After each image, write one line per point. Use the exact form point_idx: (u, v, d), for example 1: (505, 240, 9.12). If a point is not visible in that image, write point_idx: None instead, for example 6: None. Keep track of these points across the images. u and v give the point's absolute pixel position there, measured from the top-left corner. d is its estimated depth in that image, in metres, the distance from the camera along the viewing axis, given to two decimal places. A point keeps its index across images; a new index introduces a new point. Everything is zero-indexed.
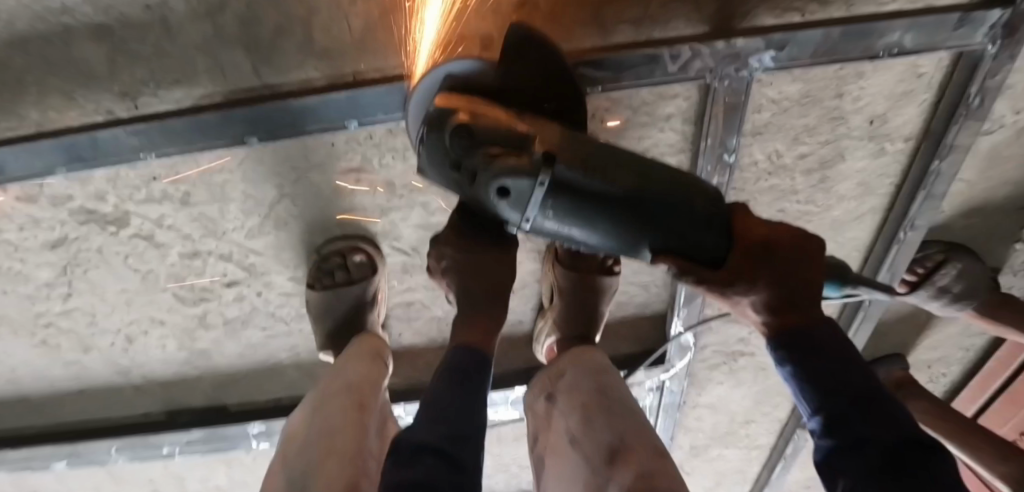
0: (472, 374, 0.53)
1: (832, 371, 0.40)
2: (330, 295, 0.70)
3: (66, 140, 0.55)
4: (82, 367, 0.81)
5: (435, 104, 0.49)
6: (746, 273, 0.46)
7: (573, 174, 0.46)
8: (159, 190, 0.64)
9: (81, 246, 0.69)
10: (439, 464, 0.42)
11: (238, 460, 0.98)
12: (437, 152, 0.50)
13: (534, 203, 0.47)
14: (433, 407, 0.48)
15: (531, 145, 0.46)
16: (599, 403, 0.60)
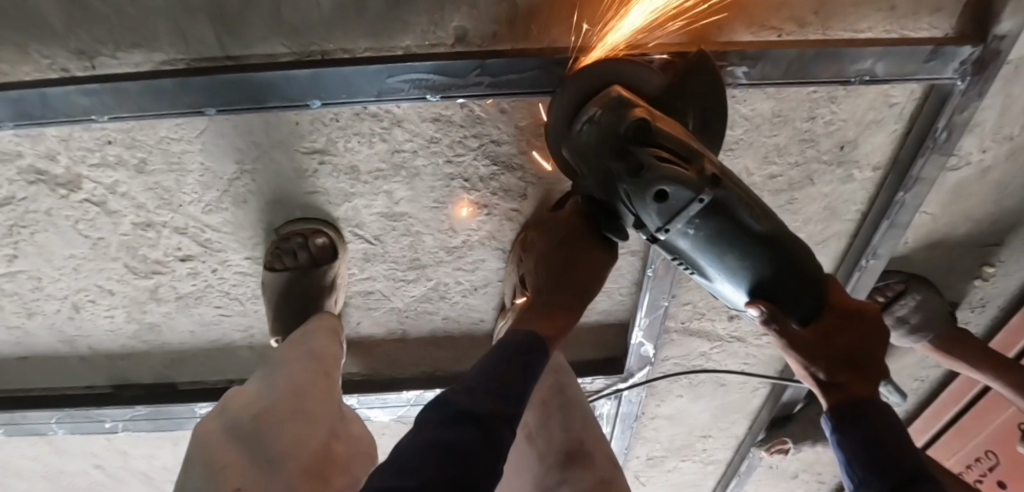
0: (533, 354, 0.47)
1: (879, 435, 0.41)
2: (286, 277, 0.68)
3: (14, 95, 0.53)
4: (24, 332, 0.78)
5: (616, 91, 0.51)
6: (832, 335, 0.47)
7: (733, 202, 0.48)
8: (115, 154, 0.62)
9: (29, 207, 0.66)
10: (484, 440, 0.37)
11: (184, 440, 0.95)
12: (603, 136, 0.51)
13: (681, 214, 0.48)
14: (489, 375, 0.43)
15: (702, 162, 0.48)
16: (562, 404, 0.65)
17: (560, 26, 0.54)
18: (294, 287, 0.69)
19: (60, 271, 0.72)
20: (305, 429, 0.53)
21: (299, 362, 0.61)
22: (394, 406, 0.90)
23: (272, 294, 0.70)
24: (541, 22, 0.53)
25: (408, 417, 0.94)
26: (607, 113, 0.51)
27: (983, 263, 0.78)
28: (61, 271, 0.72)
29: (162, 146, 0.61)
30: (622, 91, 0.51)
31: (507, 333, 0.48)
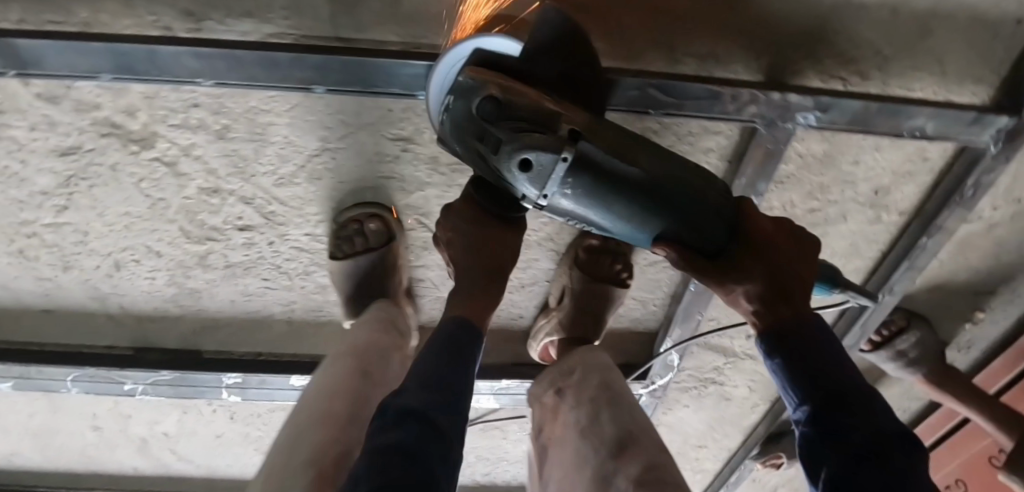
0: (462, 345, 0.55)
1: (803, 350, 0.46)
2: (346, 263, 0.71)
3: (123, 48, 0.53)
4: (56, 284, 0.77)
5: (464, 73, 0.47)
6: (743, 266, 0.51)
7: (599, 153, 0.47)
8: (197, 118, 0.62)
9: (93, 160, 0.65)
10: (423, 430, 0.46)
11: (195, 410, 0.94)
12: (460, 120, 0.49)
13: (554, 178, 0.48)
14: (422, 373, 0.51)
15: (558, 122, 0.47)
16: (610, 400, 0.64)
17: (656, 50, 0.59)
18: (355, 271, 0.71)
19: (109, 227, 0.71)
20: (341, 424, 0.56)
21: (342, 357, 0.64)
22: None
23: (336, 280, 0.73)
24: (642, 44, 0.58)
25: None
26: (456, 98, 0.48)
27: (975, 309, 0.87)
28: (110, 227, 0.71)
29: (247, 115, 0.61)
30: (474, 70, 0.47)
31: (438, 326, 0.57)
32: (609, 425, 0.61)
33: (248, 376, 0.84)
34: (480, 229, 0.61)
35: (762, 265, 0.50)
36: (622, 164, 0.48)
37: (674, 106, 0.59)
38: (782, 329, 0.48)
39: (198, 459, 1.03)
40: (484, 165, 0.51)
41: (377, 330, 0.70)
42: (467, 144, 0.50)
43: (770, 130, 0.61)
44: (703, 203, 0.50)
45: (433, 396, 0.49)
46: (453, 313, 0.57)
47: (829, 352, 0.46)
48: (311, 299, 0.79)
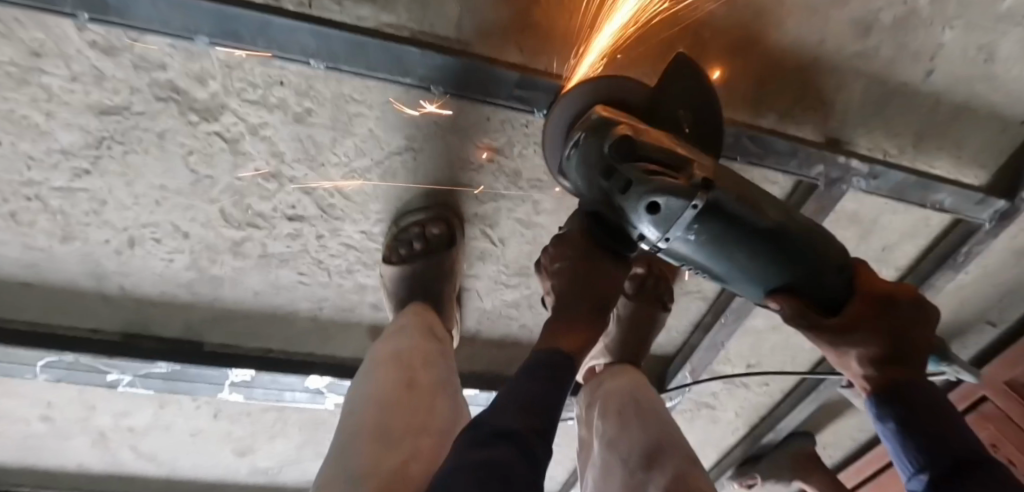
0: (562, 372, 0.50)
1: (915, 415, 0.42)
2: (404, 269, 0.69)
3: (236, 14, 0.47)
4: (52, 254, 0.69)
5: (596, 113, 0.48)
6: (859, 324, 0.47)
7: (724, 200, 0.47)
8: (277, 97, 0.57)
9: (138, 124, 0.58)
10: (518, 453, 0.41)
11: (176, 404, 0.88)
12: (589, 156, 0.48)
13: (681, 223, 0.47)
14: (519, 393, 0.47)
15: (692, 169, 0.46)
16: (638, 412, 0.66)
17: (744, 100, 0.64)
18: (411, 277, 0.69)
19: (135, 199, 0.64)
20: (379, 445, 0.51)
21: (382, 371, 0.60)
22: None
23: (392, 287, 0.71)
24: (733, 92, 0.63)
25: None
26: (588, 136, 0.48)
27: None
28: (136, 198, 0.64)
29: (335, 103, 0.57)
30: (603, 110, 0.48)
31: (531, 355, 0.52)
32: (637, 434, 0.63)
33: (255, 374, 0.78)
34: (581, 261, 0.58)
35: (881, 323, 0.46)
36: (748, 214, 0.47)
37: (757, 156, 0.66)
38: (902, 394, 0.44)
39: (163, 458, 0.99)
40: (602, 202, 0.51)
41: (419, 336, 0.65)
42: (591, 177, 0.50)
43: (829, 188, 0.70)
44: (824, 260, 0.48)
45: (530, 419, 0.44)
46: (546, 343, 0.52)
47: (947, 418, 0.42)
48: (345, 299, 0.75)
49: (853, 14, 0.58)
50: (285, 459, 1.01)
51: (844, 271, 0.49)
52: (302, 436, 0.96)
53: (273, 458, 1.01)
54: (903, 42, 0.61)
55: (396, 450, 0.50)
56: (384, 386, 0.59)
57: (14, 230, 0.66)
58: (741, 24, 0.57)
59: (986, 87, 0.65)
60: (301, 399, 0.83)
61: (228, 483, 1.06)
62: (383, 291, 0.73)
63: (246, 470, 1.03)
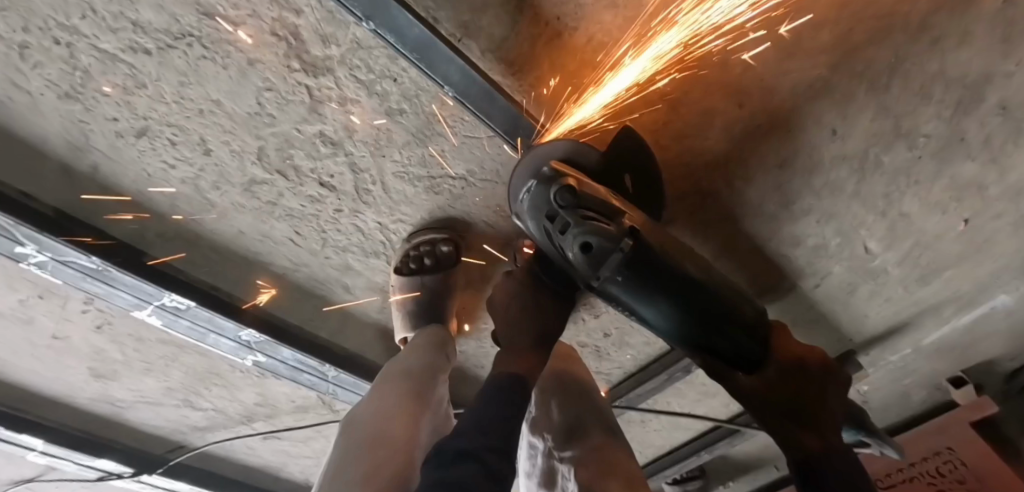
0: (521, 392, 0.55)
1: (821, 453, 0.56)
2: (413, 280, 0.77)
3: (413, 24, 0.54)
4: (38, 103, 0.61)
5: (550, 166, 0.61)
6: (772, 375, 0.64)
7: (644, 248, 0.61)
8: (383, 88, 0.61)
9: (235, 42, 0.58)
10: (482, 473, 0.44)
11: (63, 301, 0.78)
12: (539, 201, 0.61)
13: (609, 265, 0.61)
14: (479, 417, 0.51)
15: (621, 218, 0.61)
16: (561, 391, 0.78)
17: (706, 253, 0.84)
18: (417, 287, 0.78)
19: (178, 99, 0.61)
20: (382, 454, 0.57)
21: (394, 385, 0.68)
22: (338, 391, 0.91)
23: (400, 295, 0.79)
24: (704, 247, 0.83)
25: (332, 403, 0.94)
26: (540, 185, 0.61)
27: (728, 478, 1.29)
28: (179, 98, 0.61)
29: (427, 116, 0.64)
30: (557, 166, 0.61)
31: (488, 380, 0.57)
32: (558, 412, 0.76)
33: (191, 307, 0.74)
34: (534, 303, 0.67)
35: (788, 371, 0.64)
36: (666, 261, 0.62)
37: None
38: (812, 450, 0.56)
39: None
40: (548, 241, 0.64)
41: (430, 351, 0.75)
42: (540, 222, 0.62)
43: None
44: (727, 316, 0.64)
45: (489, 440, 0.48)
46: (501, 372, 0.58)
47: (849, 458, 0.54)
48: (323, 271, 0.78)
49: (795, 228, 0.81)
50: (142, 395, 0.92)
51: (756, 334, 0.65)
52: (181, 379, 0.90)
53: (131, 390, 0.92)
54: (815, 259, 0.85)
55: (394, 461, 0.57)
56: (388, 398, 0.66)
57: (9, 63, 0.58)
58: (725, 202, 0.78)
59: (843, 310, 0.93)
60: (222, 346, 0.80)
61: (53, 399, 0.93)
62: (393, 299, 0.81)
63: (87, 393, 0.92)
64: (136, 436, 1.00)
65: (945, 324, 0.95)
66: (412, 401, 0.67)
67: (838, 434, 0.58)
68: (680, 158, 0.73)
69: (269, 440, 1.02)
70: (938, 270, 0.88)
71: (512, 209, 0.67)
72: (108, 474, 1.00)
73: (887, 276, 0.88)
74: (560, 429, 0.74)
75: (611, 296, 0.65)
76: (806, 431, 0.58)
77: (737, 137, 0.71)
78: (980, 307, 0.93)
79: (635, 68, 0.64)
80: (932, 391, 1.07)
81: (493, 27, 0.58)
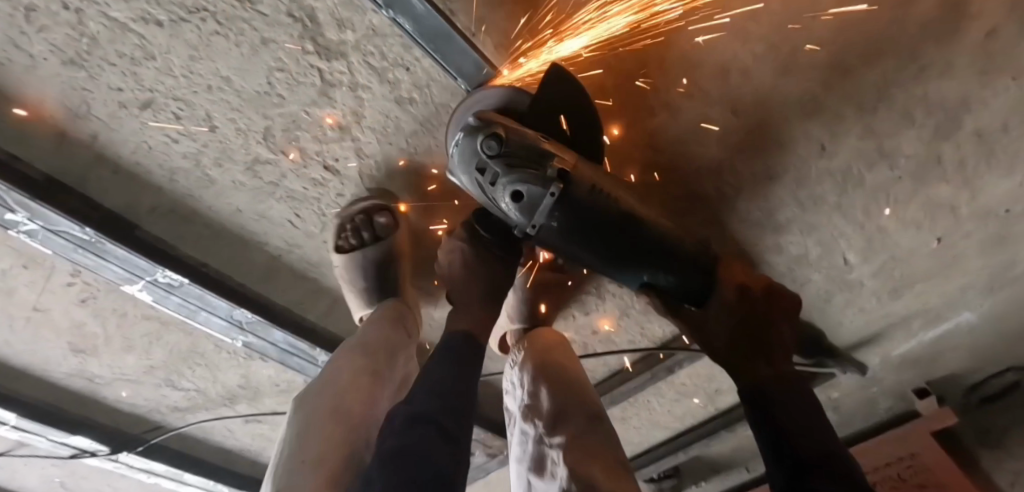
0: (467, 357, 0.64)
1: (781, 396, 0.59)
2: (355, 256, 0.77)
3: (432, 17, 0.55)
4: (39, 67, 0.60)
5: (476, 114, 0.57)
6: (728, 313, 0.65)
7: (578, 189, 0.59)
8: (394, 75, 0.62)
9: (250, 20, 0.58)
10: (435, 434, 0.54)
11: (47, 272, 0.76)
12: (467, 154, 0.59)
13: (543, 210, 0.59)
14: (430, 383, 0.60)
15: (550, 161, 0.57)
16: (548, 374, 0.79)
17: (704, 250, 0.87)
18: (360, 263, 0.78)
19: (187, 73, 0.61)
20: (335, 433, 0.63)
21: (349, 358, 0.72)
22: None
23: (345, 273, 0.78)
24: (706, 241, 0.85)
25: None
26: (467, 136, 0.58)
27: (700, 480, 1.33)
28: (188, 72, 0.61)
29: (435, 105, 0.64)
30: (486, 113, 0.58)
31: (440, 343, 0.67)
32: (547, 398, 0.77)
33: (183, 284, 0.74)
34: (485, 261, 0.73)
35: (745, 312, 0.65)
36: (601, 201, 0.59)
37: None
38: (766, 384, 0.60)
39: None
40: (483, 192, 0.61)
41: (386, 329, 0.76)
42: (470, 173, 0.59)
43: None
44: (670, 254, 0.62)
45: (443, 403, 0.57)
46: (455, 336, 0.66)
47: (807, 403, 0.58)
48: (319, 255, 0.78)
49: (781, 238, 0.84)
50: (121, 373, 0.91)
51: (703, 271, 0.64)
52: (164, 358, 0.89)
53: (111, 368, 0.90)
54: (797, 268, 0.89)
55: (345, 439, 0.63)
56: (345, 370, 0.70)
57: (13, 24, 0.57)
58: (717, 209, 0.80)
59: (819, 319, 0.97)
60: (211, 325, 0.80)
61: (26, 374, 0.90)
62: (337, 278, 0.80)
63: (64, 368, 0.89)
64: (112, 415, 0.97)
65: (913, 337, 1.00)
66: (366, 374, 0.71)
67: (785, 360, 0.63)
68: (676, 160, 0.74)
69: (250, 424, 1.02)
70: (909, 285, 0.92)
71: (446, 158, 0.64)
72: (82, 451, 0.98)
73: (863, 289, 0.92)
74: (549, 414, 0.75)
75: (550, 240, 0.63)
76: (762, 362, 0.63)
77: (733, 147, 0.73)
78: (945, 322, 0.98)
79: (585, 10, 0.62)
80: (896, 401, 1.12)
81: (495, 23, 0.60)
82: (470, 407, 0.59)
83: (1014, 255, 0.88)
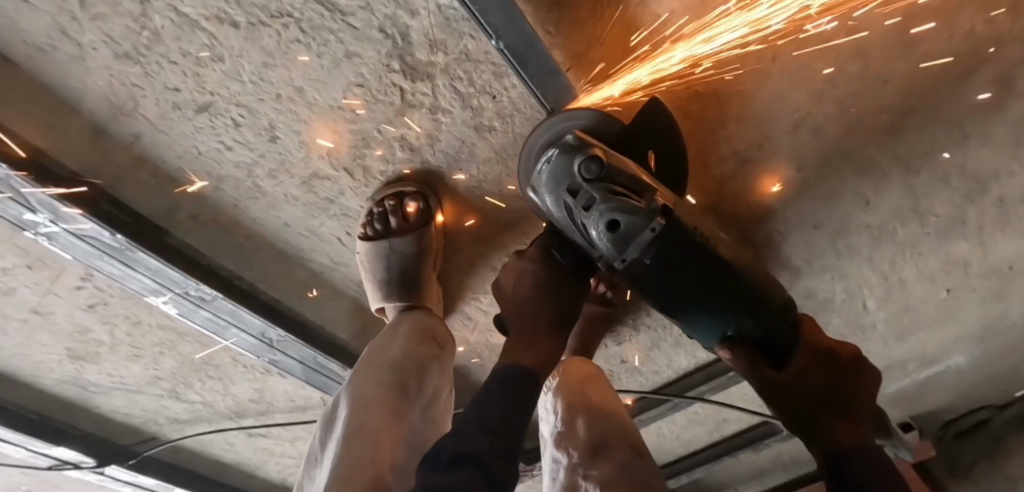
0: (528, 387, 0.52)
1: (858, 448, 0.48)
2: (380, 245, 0.69)
3: (538, 52, 0.53)
4: (85, 57, 0.53)
5: (573, 134, 0.54)
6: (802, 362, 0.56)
7: (678, 229, 0.54)
8: (479, 102, 0.59)
9: (337, 32, 0.53)
10: (480, 476, 0.41)
11: (53, 275, 0.68)
12: (561, 174, 0.55)
13: (637, 244, 0.54)
14: (481, 415, 0.47)
15: (652, 195, 0.53)
16: (586, 406, 0.73)
17: None
18: (384, 252, 0.70)
19: (256, 80, 0.56)
20: (362, 451, 0.55)
21: (374, 370, 0.65)
22: None
23: (368, 264, 0.71)
24: None
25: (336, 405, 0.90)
26: (562, 154, 0.54)
27: None
28: (258, 79, 0.56)
29: (516, 137, 0.62)
30: (582, 134, 0.55)
31: (494, 373, 0.54)
32: (582, 430, 0.71)
33: (213, 298, 0.69)
34: (553, 280, 0.63)
35: (817, 363, 0.56)
36: (700, 241, 0.55)
37: None
38: (840, 436, 0.50)
39: None
40: (567, 218, 0.57)
41: (415, 340, 0.68)
42: (561, 195, 0.55)
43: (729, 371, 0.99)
44: (759, 303, 0.57)
45: (492, 440, 0.45)
46: (511, 362, 0.55)
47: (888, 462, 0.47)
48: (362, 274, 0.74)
49: (811, 281, 0.87)
50: (120, 381, 0.84)
51: (786, 324, 0.58)
52: (171, 368, 0.82)
53: (109, 376, 0.83)
54: (820, 310, 0.93)
55: (376, 455, 0.54)
56: (370, 385, 0.63)
57: (63, 8, 0.49)
58: (757, 249, 0.82)
59: None
60: (237, 340, 0.75)
61: (10, 378, 0.82)
62: (359, 268, 0.72)
63: (55, 373, 0.82)
64: (102, 423, 0.91)
65: (906, 375, 1.06)
66: (395, 389, 0.63)
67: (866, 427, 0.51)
68: (734, 203, 0.75)
69: (253, 438, 0.97)
70: (914, 330, 0.97)
71: (525, 179, 0.60)
72: (64, 462, 0.91)
73: (874, 330, 0.97)
74: (584, 445, 0.68)
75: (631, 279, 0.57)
76: (831, 418, 0.52)
77: (786, 196, 0.75)
78: (938, 364, 1.04)
79: (687, 33, 0.59)
80: None
81: (597, 53, 0.59)
82: (520, 449, 0.47)
83: (1007, 308, 0.94)
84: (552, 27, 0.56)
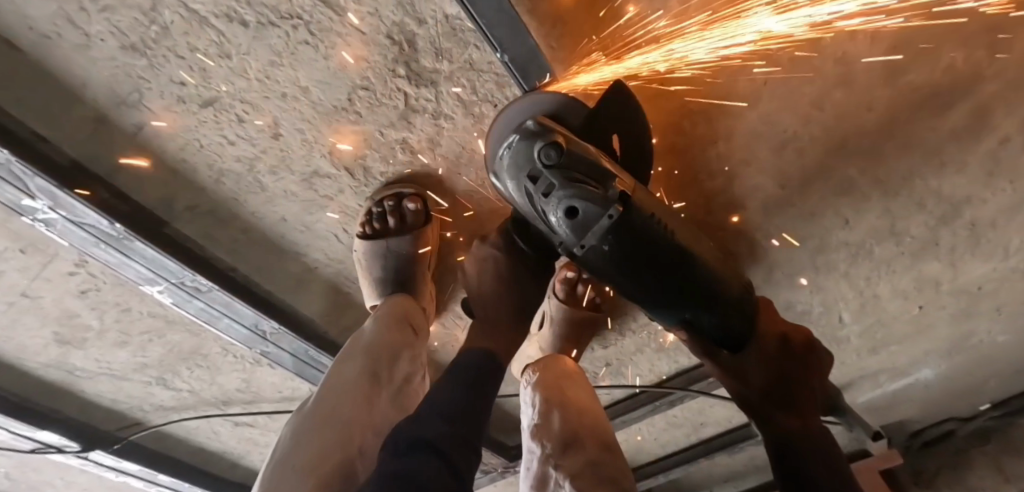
0: (485, 379, 0.56)
1: (801, 434, 0.52)
2: (377, 245, 0.71)
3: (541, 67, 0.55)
4: (90, 46, 0.53)
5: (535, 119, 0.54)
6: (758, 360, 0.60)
7: (637, 219, 0.54)
8: (480, 110, 0.61)
9: (345, 35, 0.54)
10: (436, 461, 0.45)
11: (46, 259, 0.68)
12: (521, 159, 0.54)
13: (596, 231, 0.53)
14: (441, 405, 0.52)
15: (611, 182, 0.53)
16: (560, 402, 0.75)
17: None
18: (382, 253, 0.71)
19: (262, 77, 0.57)
20: (331, 439, 0.57)
21: (354, 360, 0.66)
22: None
23: (365, 264, 0.72)
24: None
25: None
26: (523, 140, 0.54)
27: None
28: (264, 77, 0.57)
29: None
30: (545, 120, 0.54)
31: (459, 359, 0.58)
32: (556, 422, 0.73)
33: (208, 289, 0.70)
34: (517, 268, 0.65)
35: (769, 358, 0.60)
36: (657, 230, 0.55)
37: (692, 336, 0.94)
38: (789, 425, 0.54)
39: None
40: (528, 204, 0.56)
41: (394, 330, 0.69)
42: (520, 181, 0.55)
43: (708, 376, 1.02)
44: (720, 301, 0.59)
45: (449, 428, 0.49)
46: (477, 349, 0.58)
47: (827, 445, 0.51)
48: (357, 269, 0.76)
49: (790, 293, 0.90)
50: (107, 367, 0.84)
51: (745, 318, 0.61)
52: (160, 356, 0.83)
53: (96, 361, 0.83)
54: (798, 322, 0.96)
55: (344, 445, 0.56)
56: (348, 374, 0.64)
57: None
58: (741, 261, 0.85)
59: None
60: (230, 331, 0.76)
61: None
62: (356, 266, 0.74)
63: (41, 357, 0.81)
64: (86, 408, 0.91)
65: (876, 386, 1.10)
66: (370, 379, 0.64)
67: (813, 415, 0.55)
68: (721, 216, 0.78)
69: (238, 427, 0.98)
70: (885, 344, 1.01)
71: (490, 160, 0.59)
72: (47, 446, 0.90)
73: (848, 342, 1.00)
74: (558, 439, 0.70)
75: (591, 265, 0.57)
76: (782, 412, 0.55)
77: (771, 210, 0.78)
78: (907, 377, 1.09)
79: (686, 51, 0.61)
80: None
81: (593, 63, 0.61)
82: (478, 438, 0.51)
83: (973, 326, 0.98)
84: (555, 41, 0.58)
